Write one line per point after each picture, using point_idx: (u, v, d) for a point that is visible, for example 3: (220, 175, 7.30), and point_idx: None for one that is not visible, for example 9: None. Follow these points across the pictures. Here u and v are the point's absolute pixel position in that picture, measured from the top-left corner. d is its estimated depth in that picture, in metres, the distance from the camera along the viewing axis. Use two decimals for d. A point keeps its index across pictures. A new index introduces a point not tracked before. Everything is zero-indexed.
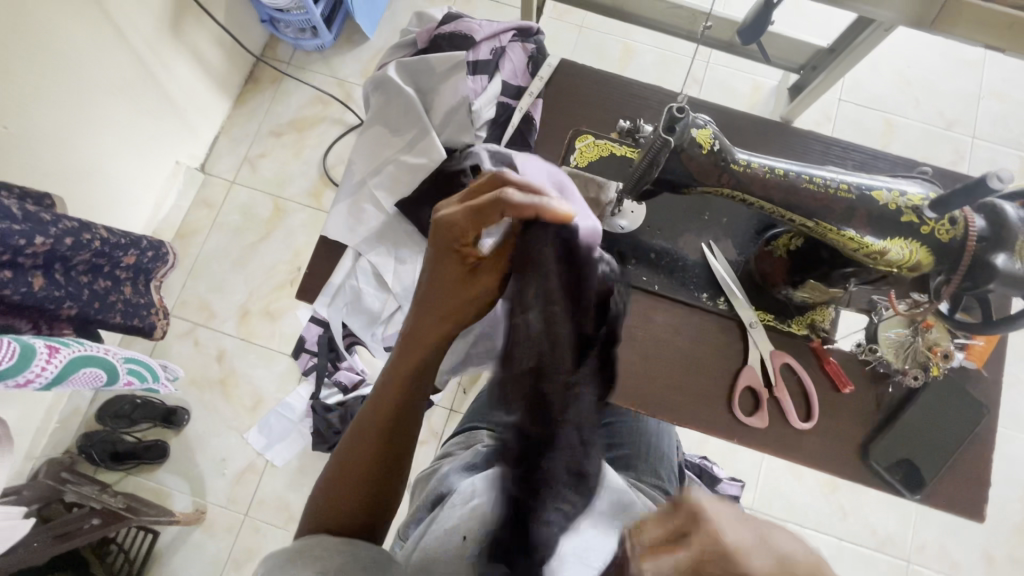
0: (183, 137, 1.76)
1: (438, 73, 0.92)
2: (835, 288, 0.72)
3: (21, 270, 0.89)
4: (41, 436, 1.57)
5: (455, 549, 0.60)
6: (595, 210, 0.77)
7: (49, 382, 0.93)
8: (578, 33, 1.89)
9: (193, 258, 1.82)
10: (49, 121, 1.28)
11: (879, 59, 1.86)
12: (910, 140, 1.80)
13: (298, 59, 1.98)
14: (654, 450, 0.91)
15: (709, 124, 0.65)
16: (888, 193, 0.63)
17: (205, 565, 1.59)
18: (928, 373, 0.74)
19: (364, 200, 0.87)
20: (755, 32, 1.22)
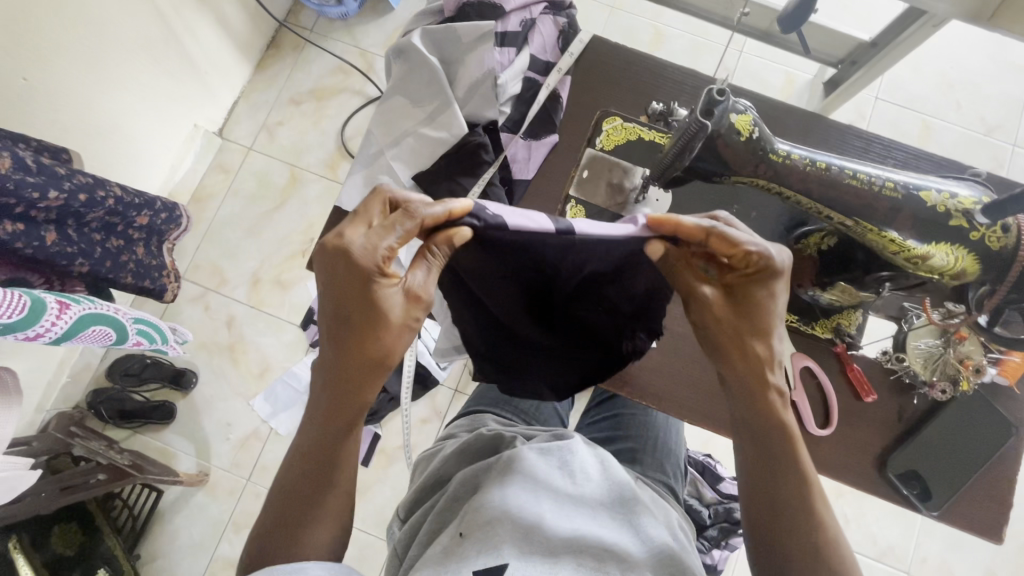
0: (202, 100, 1.75)
1: (464, 43, 0.86)
2: (867, 291, 0.69)
3: (34, 224, 0.88)
4: (52, 390, 1.59)
5: (447, 546, 0.57)
6: (618, 197, 0.75)
7: (59, 337, 0.93)
8: (609, 13, 1.82)
9: (207, 223, 1.82)
10: (69, 74, 1.27)
11: (921, 58, 1.78)
12: (946, 144, 1.72)
13: (321, 26, 1.95)
14: (661, 446, 0.88)
15: (750, 110, 0.61)
16: (937, 194, 0.60)
17: (205, 527, 1.62)
18: (957, 387, 0.71)
19: (379, 172, 0.86)
20: (796, 20, 1.16)
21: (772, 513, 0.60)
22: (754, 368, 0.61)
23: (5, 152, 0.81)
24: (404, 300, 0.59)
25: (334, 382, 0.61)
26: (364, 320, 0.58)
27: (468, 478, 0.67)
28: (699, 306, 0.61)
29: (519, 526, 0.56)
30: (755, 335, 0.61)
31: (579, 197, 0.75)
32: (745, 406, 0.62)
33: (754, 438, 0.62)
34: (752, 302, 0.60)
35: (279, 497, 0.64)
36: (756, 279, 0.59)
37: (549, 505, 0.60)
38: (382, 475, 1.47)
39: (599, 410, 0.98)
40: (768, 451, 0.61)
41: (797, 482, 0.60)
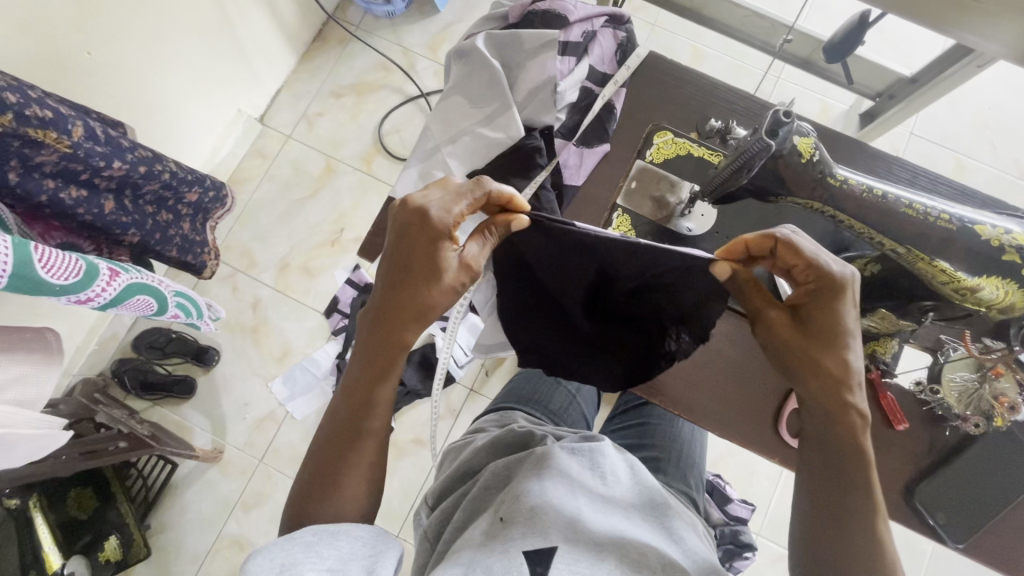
0: (248, 85, 1.79)
1: (526, 50, 0.88)
2: (908, 320, 0.70)
3: (95, 192, 0.92)
4: (80, 355, 1.63)
5: (489, 532, 0.58)
6: (663, 210, 0.77)
7: (106, 302, 0.97)
8: (650, 30, 1.85)
9: (242, 205, 1.86)
10: (128, 51, 1.31)
11: (958, 97, 1.79)
12: (979, 184, 1.72)
13: (368, 23, 1.99)
14: (686, 459, 0.89)
15: (811, 133, 0.63)
16: (992, 228, 0.61)
17: (215, 503, 1.64)
18: (990, 423, 0.71)
19: (434, 167, 0.88)
20: (842, 51, 1.18)
21: (832, 526, 0.61)
22: (825, 385, 0.62)
23: (78, 121, 0.84)
24: (460, 265, 0.63)
25: (380, 333, 0.65)
26: (416, 272, 0.62)
27: (501, 469, 0.68)
28: (767, 329, 0.64)
29: (561, 516, 0.58)
30: (828, 352, 0.61)
31: (626, 206, 0.78)
32: (820, 423, 0.63)
33: (819, 456, 0.64)
34: (819, 318, 0.62)
35: (318, 443, 0.68)
36: (819, 297, 0.62)
37: (587, 501, 0.61)
38: (394, 466, 1.49)
39: (623, 420, 0.99)
40: (835, 473, 0.62)
41: (864, 498, 0.61)
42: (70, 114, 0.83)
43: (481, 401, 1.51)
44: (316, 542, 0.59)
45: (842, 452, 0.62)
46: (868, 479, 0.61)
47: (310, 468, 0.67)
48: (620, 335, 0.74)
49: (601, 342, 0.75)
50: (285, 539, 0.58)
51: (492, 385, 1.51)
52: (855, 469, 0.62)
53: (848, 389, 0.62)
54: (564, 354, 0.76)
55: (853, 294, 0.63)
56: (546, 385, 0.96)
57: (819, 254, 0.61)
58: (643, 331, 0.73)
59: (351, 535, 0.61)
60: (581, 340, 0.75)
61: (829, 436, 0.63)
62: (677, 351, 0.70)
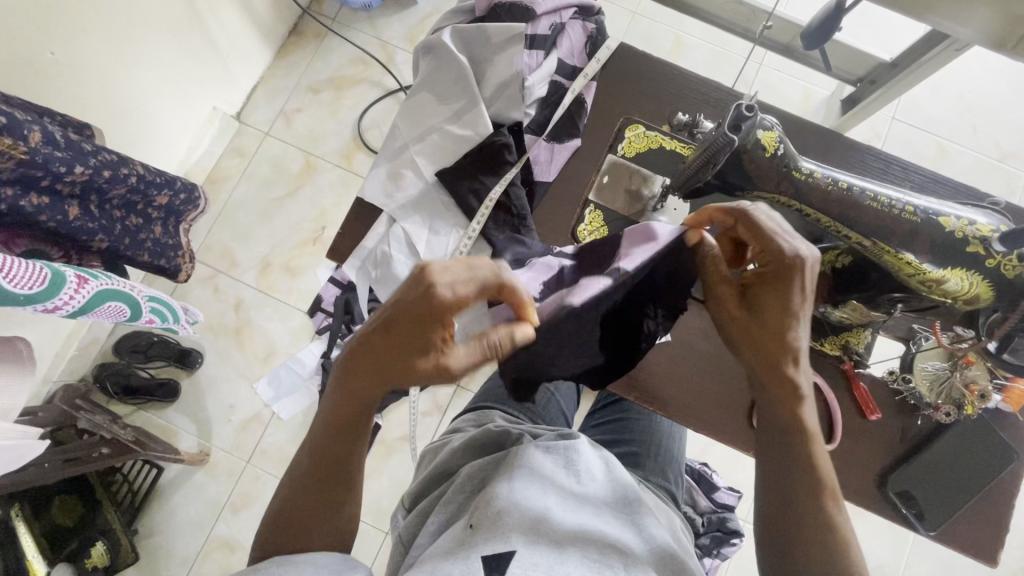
0: (222, 83, 1.76)
1: (493, 45, 0.86)
2: (878, 311, 0.70)
3: (58, 198, 0.90)
4: (59, 361, 1.61)
5: (456, 536, 0.58)
6: (635, 205, 0.77)
7: (75, 310, 0.95)
8: (631, 19, 1.83)
9: (221, 205, 1.83)
10: (94, 51, 1.28)
11: (940, 81, 1.78)
12: (960, 167, 1.73)
13: (344, 16, 1.95)
14: (665, 452, 0.89)
15: (776, 126, 0.62)
16: (957, 220, 0.61)
17: (203, 506, 1.64)
18: (961, 411, 0.72)
19: (403, 166, 0.86)
20: (820, 38, 1.17)
21: (787, 511, 0.59)
22: (769, 365, 0.61)
23: (35, 126, 0.82)
24: (438, 357, 0.57)
25: (349, 367, 0.62)
26: (399, 338, 0.58)
27: (481, 467, 0.68)
28: (718, 306, 0.64)
29: (528, 517, 0.58)
30: (775, 331, 0.60)
31: (597, 202, 0.77)
32: (770, 407, 0.62)
33: (769, 435, 0.63)
34: (767, 298, 0.61)
35: (295, 477, 0.66)
36: (769, 278, 0.60)
37: (556, 500, 0.61)
38: (381, 464, 1.49)
39: (603, 414, 0.99)
40: (785, 458, 0.61)
41: (809, 478, 0.60)
42: (27, 120, 0.81)
43: (467, 397, 1.51)
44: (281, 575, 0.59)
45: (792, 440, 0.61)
46: (813, 459, 0.60)
47: (287, 482, 0.67)
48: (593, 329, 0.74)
49: None
50: (252, 572, 0.60)
51: (478, 381, 1.51)
52: (803, 456, 0.60)
53: (789, 363, 0.60)
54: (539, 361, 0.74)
55: (812, 277, 0.60)
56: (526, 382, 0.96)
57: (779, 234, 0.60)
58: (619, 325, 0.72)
59: (315, 563, 0.62)
60: (557, 347, 0.73)
61: (778, 415, 0.62)
62: (654, 331, 0.71)
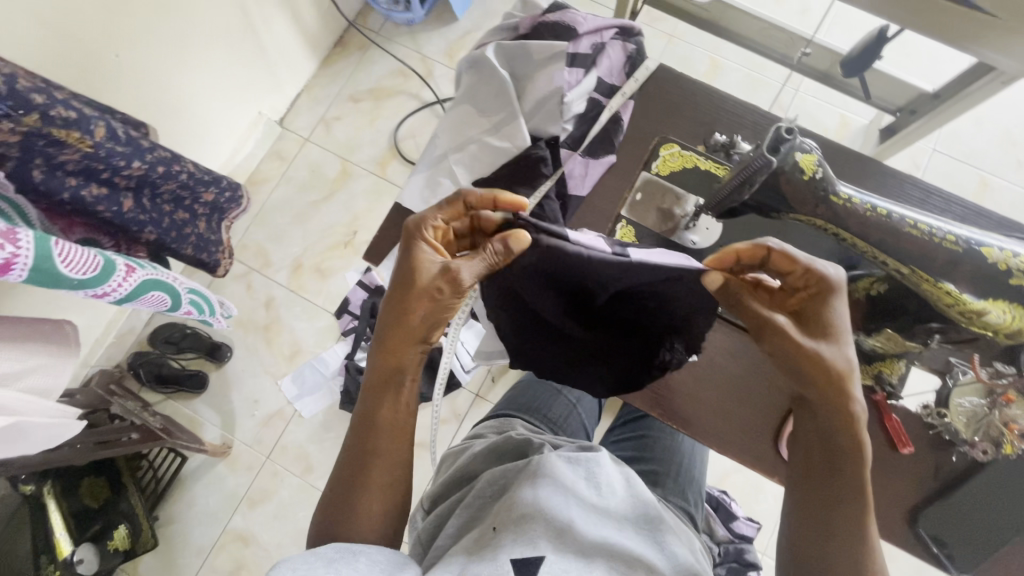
0: (269, 89, 1.84)
1: (535, 61, 0.88)
2: (913, 341, 0.69)
3: (115, 190, 0.95)
4: (98, 347, 1.68)
5: (482, 538, 0.59)
6: (667, 223, 0.77)
7: (122, 297, 0.99)
8: (667, 41, 1.85)
9: (259, 206, 1.90)
10: (156, 55, 1.36)
11: (983, 114, 1.75)
12: (1003, 203, 1.68)
13: (387, 29, 2.03)
14: (684, 473, 0.88)
15: (816, 150, 0.62)
16: (999, 251, 0.60)
17: (222, 497, 1.67)
18: (1000, 450, 0.70)
19: (441, 174, 0.89)
20: (860, 65, 1.16)
21: (819, 534, 0.62)
22: (824, 388, 0.62)
23: (100, 121, 0.87)
24: (439, 271, 0.63)
25: (388, 349, 0.68)
26: (404, 282, 0.65)
27: (497, 478, 0.68)
28: (778, 337, 0.63)
29: (553, 524, 0.59)
30: (828, 349, 0.62)
31: (629, 218, 0.78)
32: (821, 428, 0.64)
33: (811, 457, 0.65)
34: (821, 318, 0.63)
35: (342, 459, 0.69)
36: (817, 300, 0.64)
37: (580, 511, 0.61)
38: None
39: (624, 430, 0.99)
40: (826, 486, 0.63)
41: (855, 498, 0.61)
42: (94, 115, 0.86)
43: (485, 407, 1.52)
44: (337, 559, 0.59)
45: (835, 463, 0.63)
46: (862, 478, 0.62)
47: (327, 494, 0.68)
48: (612, 343, 0.75)
49: (596, 351, 0.75)
50: (308, 554, 0.59)
51: (497, 392, 1.52)
52: (851, 482, 0.62)
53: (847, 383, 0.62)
54: (558, 364, 0.77)
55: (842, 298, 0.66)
56: (547, 393, 0.97)
57: (812, 261, 0.64)
58: (638, 338, 0.73)
59: (370, 556, 0.61)
60: (574, 349, 0.76)
61: (830, 436, 0.64)
62: (671, 363, 0.72)
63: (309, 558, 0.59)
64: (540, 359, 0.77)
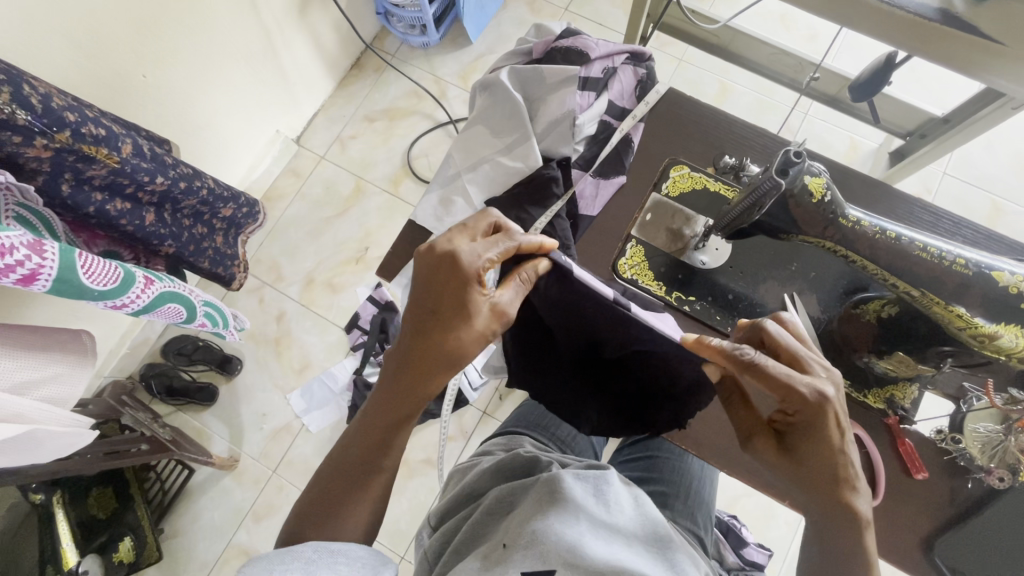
0: (287, 108, 1.89)
1: (548, 84, 0.90)
2: (925, 364, 0.69)
3: (138, 205, 0.98)
4: (112, 358, 1.70)
5: (493, 555, 0.59)
6: (677, 243, 0.79)
7: (140, 308, 1.02)
8: (677, 65, 1.88)
9: (274, 221, 1.93)
10: (181, 75, 1.41)
11: (994, 139, 1.75)
12: (1017, 227, 1.67)
13: (403, 52, 2.08)
14: (694, 495, 0.87)
15: (824, 173, 0.63)
16: (1011, 275, 0.59)
17: (227, 511, 1.67)
18: (1016, 477, 0.68)
19: (454, 193, 0.91)
20: (869, 90, 1.18)
21: None
22: (817, 493, 0.60)
23: (127, 139, 0.91)
24: (491, 315, 0.62)
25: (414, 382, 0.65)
26: (453, 322, 0.61)
27: (504, 495, 0.69)
28: (755, 452, 0.64)
29: (564, 541, 0.58)
30: (814, 477, 0.60)
31: (639, 237, 0.79)
32: (823, 513, 0.61)
33: (819, 531, 0.62)
34: (802, 442, 0.60)
35: (342, 462, 0.69)
36: (801, 425, 0.59)
37: (590, 528, 0.61)
38: (403, 485, 1.49)
39: (633, 449, 0.98)
40: (836, 553, 0.60)
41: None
42: (121, 133, 0.90)
43: (492, 424, 1.51)
44: (314, 561, 0.60)
45: (846, 530, 0.60)
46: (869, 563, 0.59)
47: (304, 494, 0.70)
48: (613, 379, 0.77)
49: (598, 384, 0.79)
50: (286, 554, 0.60)
51: (505, 409, 1.51)
52: (857, 549, 0.59)
53: (846, 491, 0.60)
54: (575, 391, 0.80)
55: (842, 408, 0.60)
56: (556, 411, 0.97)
57: (793, 382, 0.57)
58: (636, 380, 0.75)
59: (349, 554, 0.62)
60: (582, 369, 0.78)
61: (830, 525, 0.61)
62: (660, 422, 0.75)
63: (286, 558, 0.60)
64: (555, 384, 0.80)
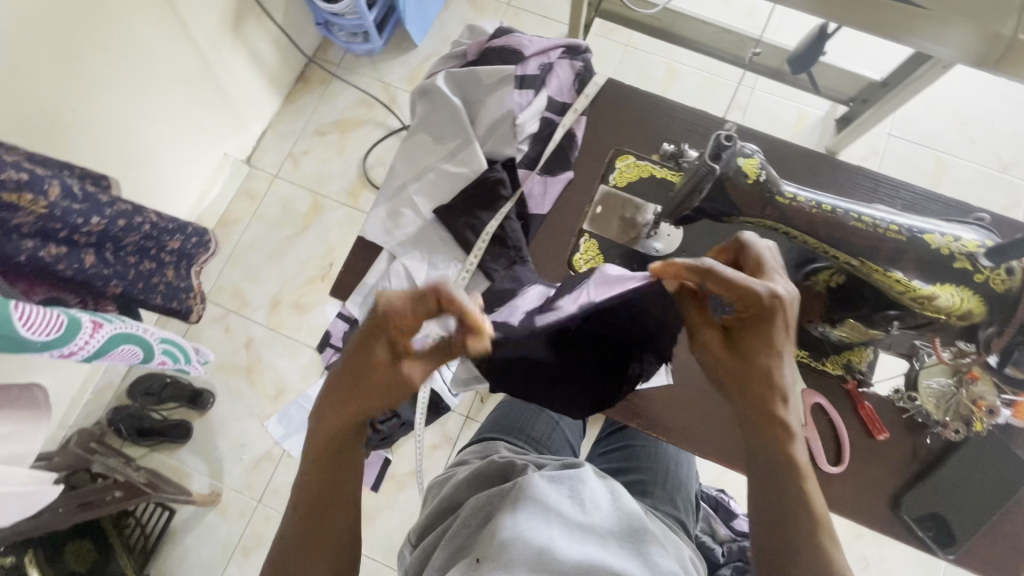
0: (233, 129, 1.83)
1: (485, 85, 0.91)
2: (876, 328, 0.70)
3: (75, 247, 0.94)
4: (75, 406, 1.63)
5: (464, 569, 0.59)
6: (630, 231, 0.79)
7: (90, 355, 0.97)
8: (624, 51, 1.89)
9: (232, 246, 1.88)
10: (113, 105, 1.35)
11: (932, 97, 1.81)
12: (961, 180, 1.74)
13: (348, 61, 2.04)
14: (672, 479, 0.88)
15: (757, 154, 0.64)
16: (941, 237, 0.62)
17: (215, 546, 1.63)
18: (970, 428, 0.71)
19: (402, 205, 0.88)
20: (806, 62, 1.20)
21: (777, 531, 0.58)
22: (755, 395, 0.61)
23: (54, 181, 0.86)
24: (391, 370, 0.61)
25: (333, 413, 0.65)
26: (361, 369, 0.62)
27: (479, 504, 0.68)
28: (703, 350, 0.64)
29: (532, 546, 0.59)
30: (759, 375, 0.61)
31: (592, 231, 0.79)
32: (762, 435, 0.62)
33: (758, 456, 0.62)
34: (751, 339, 0.61)
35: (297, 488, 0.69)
36: (751, 320, 0.61)
37: (561, 531, 0.62)
38: (392, 500, 1.48)
39: (610, 440, 0.99)
40: (775, 482, 0.60)
41: (802, 506, 0.58)
42: (47, 175, 0.85)
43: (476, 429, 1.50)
44: None
45: (781, 458, 0.60)
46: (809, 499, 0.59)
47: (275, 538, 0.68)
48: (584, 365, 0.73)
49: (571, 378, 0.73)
50: None
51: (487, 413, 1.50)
52: (793, 479, 0.60)
53: (776, 402, 0.60)
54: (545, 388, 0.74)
55: (792, 316, 0.62)
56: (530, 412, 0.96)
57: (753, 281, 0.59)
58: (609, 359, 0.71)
59: None
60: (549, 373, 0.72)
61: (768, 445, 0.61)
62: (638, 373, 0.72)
63: None
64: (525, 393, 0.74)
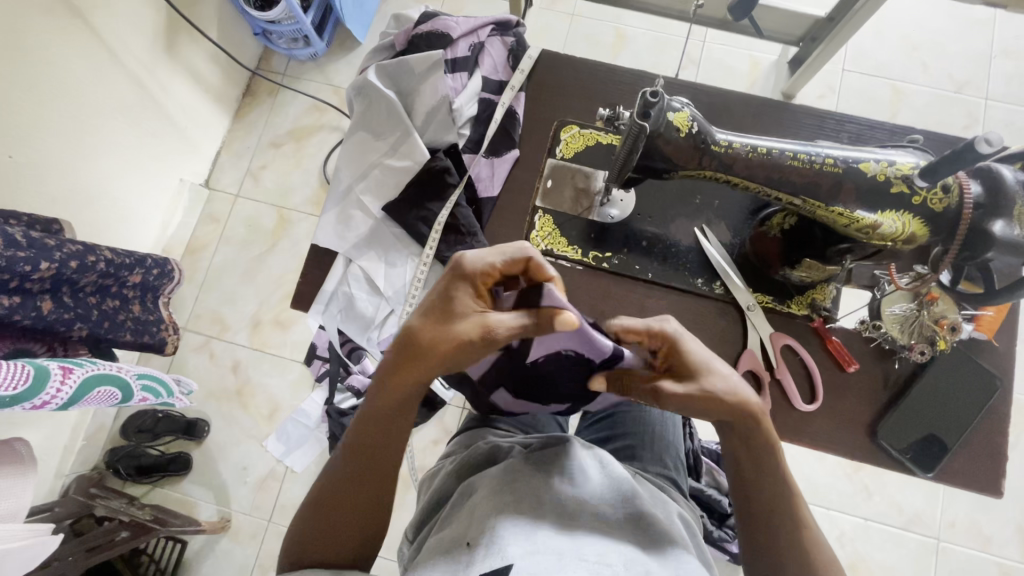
0: (185, 154, 1.79)
1: (416, 74, 0.88)
2: (832, 264, 0.71)
3: (29, 296, 0.92)
4: (69, 454, 1.62)
5: (454, 556, 0.57)
6: (584, 201, 0.79)
7: (66, 402, 0.96)
8: (570, 21, 1.87)
9: (204, 272, 1.85)
10: (54, 145, 1.32)
11: (882, 26, 1.80)
12: (919, 106, 1.74)
13: (292, 68, 2.00)
14: (659, 440, 0.89)
15: (686, 106, 0.64)
16: (876, 164, 0.61)
17: (233, 571, 1.64)
18: (936, 347, 0.71)
19: (350, 207, 0.87)
20: (746, 7, 1.19)
21: (765, 526, 0.62)
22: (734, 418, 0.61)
23: None
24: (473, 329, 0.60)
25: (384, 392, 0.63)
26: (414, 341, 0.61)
27: (467, 490, 0.68)
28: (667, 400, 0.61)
29: (522, 526, 0.57)
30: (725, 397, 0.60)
31: (546, 207, 0.79)
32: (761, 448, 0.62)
33: (747, 474, 0.64)
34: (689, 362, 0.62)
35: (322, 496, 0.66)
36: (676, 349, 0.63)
37: (551, 507, 0.61)
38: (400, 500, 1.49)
39: (595, 412, 1.00)
40: (763, 492, 0.63)
41: (791, 514, 0.62)
42: None
43: None
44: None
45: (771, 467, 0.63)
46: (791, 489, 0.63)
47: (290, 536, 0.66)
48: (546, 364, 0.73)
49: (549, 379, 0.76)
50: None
51: None
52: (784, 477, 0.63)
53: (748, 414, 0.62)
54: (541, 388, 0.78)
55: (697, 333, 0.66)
56: None
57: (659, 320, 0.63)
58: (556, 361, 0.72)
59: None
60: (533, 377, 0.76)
61: (760, 455, 0.63)
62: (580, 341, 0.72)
63: None
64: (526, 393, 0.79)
